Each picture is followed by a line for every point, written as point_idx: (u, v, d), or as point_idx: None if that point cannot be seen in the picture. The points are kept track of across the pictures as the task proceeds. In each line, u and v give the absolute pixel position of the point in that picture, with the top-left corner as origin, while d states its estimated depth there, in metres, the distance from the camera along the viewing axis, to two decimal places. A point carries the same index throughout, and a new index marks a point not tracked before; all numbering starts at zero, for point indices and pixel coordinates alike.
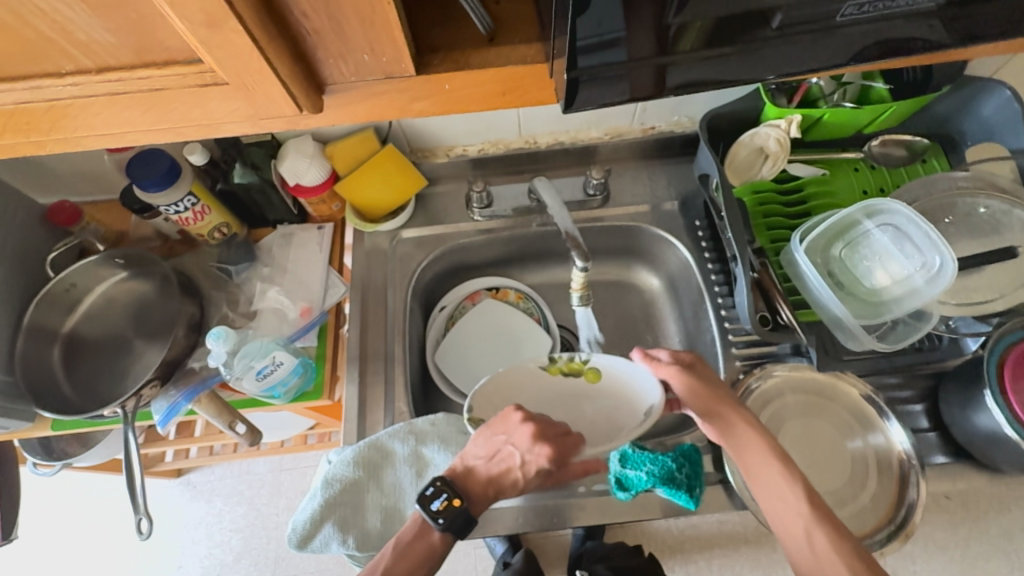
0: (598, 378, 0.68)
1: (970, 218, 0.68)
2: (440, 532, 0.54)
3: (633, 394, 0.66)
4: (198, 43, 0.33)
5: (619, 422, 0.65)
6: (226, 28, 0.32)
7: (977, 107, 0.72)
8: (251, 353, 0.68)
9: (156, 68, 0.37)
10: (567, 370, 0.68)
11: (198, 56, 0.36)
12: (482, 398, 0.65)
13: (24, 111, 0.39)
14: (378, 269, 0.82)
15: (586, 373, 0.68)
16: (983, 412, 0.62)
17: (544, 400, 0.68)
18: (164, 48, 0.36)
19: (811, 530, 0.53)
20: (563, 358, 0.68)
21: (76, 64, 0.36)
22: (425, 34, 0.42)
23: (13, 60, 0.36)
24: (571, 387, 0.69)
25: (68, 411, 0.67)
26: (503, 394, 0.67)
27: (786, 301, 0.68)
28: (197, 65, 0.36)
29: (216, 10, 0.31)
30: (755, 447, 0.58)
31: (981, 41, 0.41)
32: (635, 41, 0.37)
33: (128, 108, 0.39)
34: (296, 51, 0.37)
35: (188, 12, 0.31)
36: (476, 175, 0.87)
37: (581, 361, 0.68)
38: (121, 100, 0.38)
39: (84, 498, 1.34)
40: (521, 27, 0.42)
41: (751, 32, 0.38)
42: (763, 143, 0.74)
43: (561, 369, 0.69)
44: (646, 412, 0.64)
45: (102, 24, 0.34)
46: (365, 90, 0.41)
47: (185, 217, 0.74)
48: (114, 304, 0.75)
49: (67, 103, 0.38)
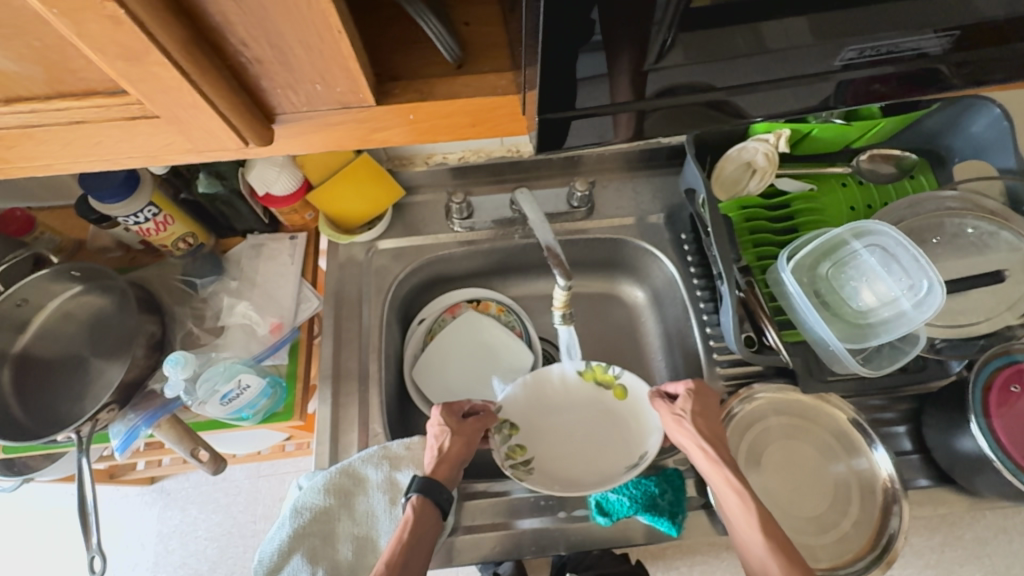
0: (624, 396, 0.72)
1: (957, 239, 0.67)
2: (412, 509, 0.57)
3: (640, 432, 0.70)
4: (118, 76, 0.30)
5: (618, 457, 0.70)
6: (147, 61, 0.29)
7: (966, 124, 0.71)
8: (214, 377, 0.65)
9: (75, 99, 0.33)
10: (599, 379, 0.73)
11: (121, 88, 0.33)
12: (517, 393, 0.72)
13: None
14: (352, 281, 0.79)
15: (615, 389, 0.73)
16: (966, 438, 0.60)
17: (572, 404, 0.73)
18: (80, 79, 0.32)
19: (768, 563, 0.50)
20: (598, 366, 0.73)
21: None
22: (384, 60, 0.39)
23: None
24: (598, 397, 0.73)
25: (23, 438, 0.62)
26: (536, 397, 0.73)
27: (771, 321, 0.66)
28: (121, 96, 0.33)
29: (133, 44, 0.28)
30: (719, 486, 0.57)
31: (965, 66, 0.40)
32: (620, 85, 0.38)
33: (47, 141, 0.36)
34: (235, 81, 0.33)
35: (100, 44, 0.28)
36: (455, 184, 0.84)
37: (613, 374, 0.72)
38: (37, 133, 0.35)
39: (51, 507, 1.29)
40: (492, 52, 0.39)
41: (745, 59, 0.38)
42: (750, 157, 0.72)
43: (593, 377, 0.73)
44: (639, 457, 0.68)
45: (3, 54, 0.30)
46: (320, 120, 0.38)
47: (145, 228, 0.69)
48: (70, 321, 0.71)
49: None
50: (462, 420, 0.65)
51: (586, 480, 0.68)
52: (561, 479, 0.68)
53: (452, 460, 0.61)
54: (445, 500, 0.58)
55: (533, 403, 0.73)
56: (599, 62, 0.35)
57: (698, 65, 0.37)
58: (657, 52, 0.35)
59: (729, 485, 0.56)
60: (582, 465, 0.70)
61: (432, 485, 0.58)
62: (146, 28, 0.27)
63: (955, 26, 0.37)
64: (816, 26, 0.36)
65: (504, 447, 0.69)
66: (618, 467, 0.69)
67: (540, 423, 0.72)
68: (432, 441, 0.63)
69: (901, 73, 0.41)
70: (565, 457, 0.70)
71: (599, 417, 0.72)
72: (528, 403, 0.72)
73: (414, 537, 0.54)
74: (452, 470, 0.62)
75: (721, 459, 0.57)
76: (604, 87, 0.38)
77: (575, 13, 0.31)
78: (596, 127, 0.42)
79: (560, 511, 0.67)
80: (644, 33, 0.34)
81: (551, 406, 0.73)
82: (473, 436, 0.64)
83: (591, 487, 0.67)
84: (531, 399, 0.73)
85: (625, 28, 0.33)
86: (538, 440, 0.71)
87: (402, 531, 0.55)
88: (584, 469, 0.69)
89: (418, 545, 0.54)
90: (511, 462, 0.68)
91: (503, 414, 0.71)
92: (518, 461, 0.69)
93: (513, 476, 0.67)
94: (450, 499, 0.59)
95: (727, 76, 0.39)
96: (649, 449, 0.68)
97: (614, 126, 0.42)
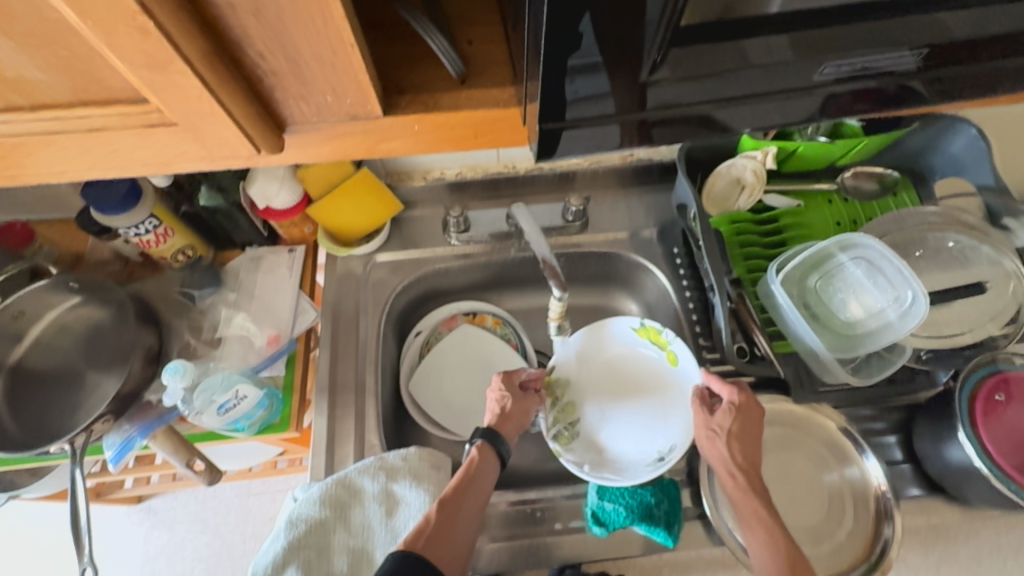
0: (676, 363, 0.72)
1: (939, 253, 0.69)
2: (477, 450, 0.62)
3: (681, 408, 0.71)
4: (141, 83, 0.31)
5: (656, 431, 0.71)
6: (170, 70, 0.30)
7: (945, 144, 0.73)
8: (211, 387, 0.66)
9: (97, 107, 0.35)
10: (652, 340, 0.74)
11: (143, 96, 0.34)
12: (568, 351, 0.75)
13: None
14: (350, 294, 0.80)
15: (668, 354, 0.73)
16: (954, 447, 0.62)
17: (622, 365, 0.75)
18: (103, 88, 0.34)
19: None
20: (653, 327, 0.73)
21: (6, 101, 0.34)
22: (392, 74, 0.41)
23: None
24: (652, 357, 0.74)
25: (11, 448, 0.63)
26: (588, 356, 0.75)
27: (762, 332, 0.68)
28: (142, 105, 0.35)
29: (158, 53, 0.29)
30: (745, 514, 0.57)
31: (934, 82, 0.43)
32: (614, 102, 0.40)
33: (65, 148, 0.37)
34: (250, 90, 0.35)
35: (127, 53, 0.29)
36: (453, 200, 0.86)
37: (667, 339, 0.72)
38: (57, 139, 0.36)
39: (32, 528, 1.26)
40: (493, 69, 0.41)
41: (734, 72, 0.40)
42: (740, 174, 0.75)
43: (648, 336, 0.74)
44: (668, 450, 0.69)
45: (31, 63, 0.32)
46: (328, 131, 0.39)
47: (146, 239, 0.70)
48: (66, 331, 0.71)
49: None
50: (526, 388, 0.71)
51: (623, 449, 0.70)
52: (598, 449, 0.70)
53: (517, 419, 0.67)
54: (505, 449, 0.64)
55: (586, 362, 0.75)
56: (595, 77, 0.37)
57: (687, 81, 0.39)
58: (651, 65, 0.37)
59: (757, 517, 0.56)
60: (622, 436, 0.71)
61: (495, 435, 0.64)
62: (170, 37, 0.28)
63: (925, 44, 0.40)
64: (796, 43, 0.38)
65: (552, 409, 0.73)
66: (654, 442, 0.70)
67: (590, 384, 0.75)
68: (493, 404, 0.68)
69: (880, 89, 0.44)
70: (608, 418, 0.73)
71: (648, 382, 0.73)
72: (580, 361, 0.75)
73: (478, 475, 0.60)
74: (518, 429, 0.67)
75: (750, 489, 0.58)
76: (599, 103, 0.40)
77: (573, 23, 0.33)
78: (591, 142, 0.43)
79: (556, 522, 0.67)
80: (635, 49, 0.36)
81: (602, 366, 0.75)
82: (532, 406, 0.70)
83: (623, 463, 0.69)
84: (585, 356, 0.75)
85: (619, 45, 0.35)
86: (586, 402, 0.74)
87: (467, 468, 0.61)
88: (624, 436, 0.71)
89: (478, 483, 0.60)
90: (554, 427, 0.71)
91: (555, 373, 0.74)
92: (564, 423, 0.72)
93: (553, 444, 0.70)
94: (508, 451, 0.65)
95: (715, 92, 0.41)
96: (678, 443, 0.68)
97: (610, 141, 0.44)
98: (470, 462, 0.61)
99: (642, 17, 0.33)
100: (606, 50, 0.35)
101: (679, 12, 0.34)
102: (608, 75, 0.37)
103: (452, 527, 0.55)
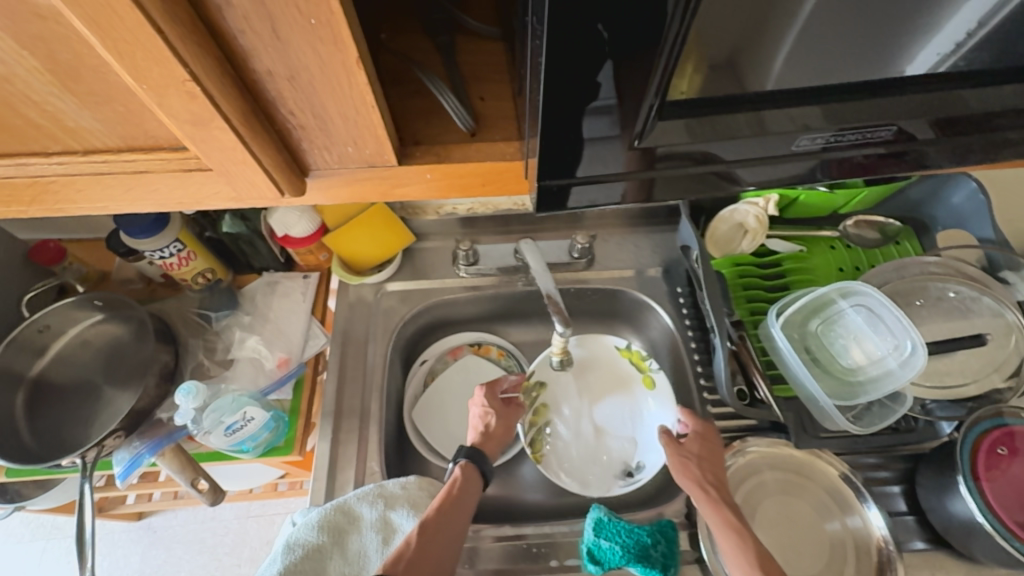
0: (649, 386, 0.77)
1: (940, 302, 0.70)
2: (459, 467, 0.64)
3: (646, 429, 0.76)
4: (184, 137, 0.35)
5: (618, 445, 0.76)
6: (211, 126, 0.33)
7: (946, 196, 0.75)
8: (221, 408, 0.67)
9: (143, 152, 0.38)
10: (633, 361, 0.79)
11: (184, 145, 0.37)
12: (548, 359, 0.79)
13: (8, 184, 0.40)
14: (360, 320, 0.82)
15: (645, 377, 0.78)
16: (958, 501, 0.61)
17: (597, 376, 0.80)
18: (150, 136, 0.38)
19: None
20: (636, 350, 0.78)
21: (63, 145, 0.38)
22: (409, 127, 0.44)
23: (2, 141, 0.37)
24: (629, 376, 0.79)
25: (26, 460, 0.65)
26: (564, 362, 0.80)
27: (763, 376, 0.68)
28: (182, 152, 0.38)
29: (203, 112, 0.32)
30: (715, 522, 0.59)
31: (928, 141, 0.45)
32: (615, 162, 0.42)
33: (110, 186, 0.41)
34: (281, 142, 0.38)
35: (175, 112, 0.32)
36: (464, 233, 0.89)
37: (648, 364, 0.78)
38: (104, 178, 0.40)
39: (32, 540, 1.26)
40: (505, 124, 0.44)
41: (735, 132, 0.42)
42: (742, 219, 0.77)
43: (629, 356, 0.79)
44: (631, 467, 0.74)
45: (90, 114, 0.36)
46: (347, 176, 0.42)
47: (169, 262, 0.73)
48: (88, 347, 0.74)
49: (49, 179, 0.40)
50: (508, 402, 0.74)
51: (585, 458, 0.76)
52: (565, 456, 0.76)
53: (497, 438, 0.71)
54: (488, 468, 0.66)
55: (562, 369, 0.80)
56: (597, 136, 0.40)
57: (688, 144, 0.42)
58: (647, 131, 0.40)
59: (728, 524, 0.58)
60: (592, 448, 0.77)
61: (478, 454, 0.66)
62: (213, 99, 0.32)
63: (915, 105, 0.42)
64: (791, 105, 0.40)
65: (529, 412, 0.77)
66: (614, 454, 0.76)
67: (563, 390, 0.79)
68: (478, 420, 0.72)
69: (874, 147, 0.45)
70: (576, 424, 0.78)
71: (621, 398, 0.78)
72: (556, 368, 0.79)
73: (461, 494, 0.62)
74: (498, 447, 0.70)
75: (720, 500, 0.61)
76: (599, 160, 0.42)
77: (590, 74, 0.35)
78: (595, 191, 0.45)
79: (551, 560, 0.67)
80: (628, 121, 0.39)
81: (578, 375, 0.80)
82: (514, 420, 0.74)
83: (584, 471, 0.75)
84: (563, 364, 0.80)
85: (623, 110, 0.38)
86: (562, 410, 0.78)
87: (451, 487, 0.62)
88: (587, 444, 0.77)
89: (462, 502, 0.61)
90: (531, 435, 0.76)
91: (533, 377, 0.78)
92: (536, 426, 0.77)
93: (529, 450, 0.75)
94: (491, 470, 0.67)
95: (714, 148, 0.43)
96: (644, 463, 0.74)
97: (616, 195, 0.46)
98: (453, 481, 0.63)
99: (639, 88, 0.36)
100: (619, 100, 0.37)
101: (669, 81, 0.36)
102: (609, 143, 0.40)
103: (436, 550, 0.56)
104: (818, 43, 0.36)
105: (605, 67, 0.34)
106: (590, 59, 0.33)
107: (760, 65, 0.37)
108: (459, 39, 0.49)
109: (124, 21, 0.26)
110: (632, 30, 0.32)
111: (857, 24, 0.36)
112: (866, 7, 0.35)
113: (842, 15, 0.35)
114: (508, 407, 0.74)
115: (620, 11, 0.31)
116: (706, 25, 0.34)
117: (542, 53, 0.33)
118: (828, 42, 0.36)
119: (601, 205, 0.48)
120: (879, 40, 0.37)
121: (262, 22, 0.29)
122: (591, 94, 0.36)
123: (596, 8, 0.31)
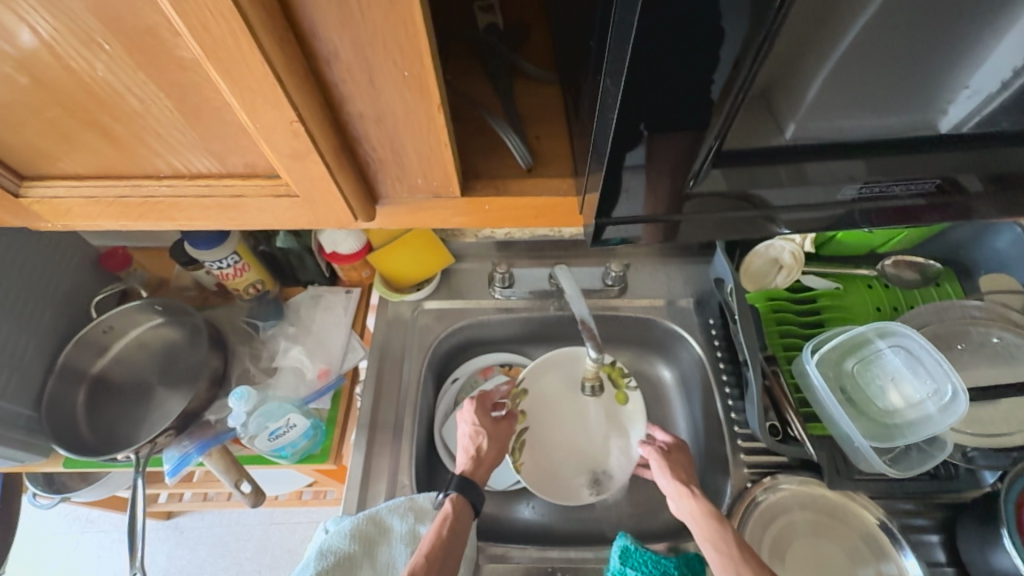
0: (623, 402, 0.79)
1: (983, 348, 0.68)
2: (455, 496, 0.66)
3: (617, 442, 0.78)
4: (281, 168, 0.39)
5: (589, 457, 0.78)
6: (307, 160, 0.37)
7: (990, 240, 0.76)
8: (268, 413, 0.71)
9: (240, 178, 0.43)
10: (613, 377, 0.80)
11: (277, 174, 0.42)
12: (540, 368, 0.80)
13: (120, 203, 0.45)
14: (397, 337, 0.85)
15: (620, 393, 0.80)
16: (1002, 553, 0.59)
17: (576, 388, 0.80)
18: (248, 165, 0.42)
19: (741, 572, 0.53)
20: (619, 367, 0.79)
21: (173, 169, 0.43)
22: (471, 162, 0.47)
23: (124, 165, 0.43)
24: (608, 392, 0.80)
25: (86, 452, 0.70)
26: (551, 372, 0.80)
27: (796, 414, 0.69)
28: (276, 180, 0.42)
29: (302, 148, 0.36)
30: (695, 513, 0.61)
31: (970, 188, 0.45)
32: (661, 198, 0.44)
33: (209, 207, 0.45)
34: (361, 174, 0.42)
35: (279, 147, 0.36)
36: (500, 256, 0.91)
37: (626, 381, 0.79)
38: (205, 201, 0.45)
39: (67, 532, 1.31)
40: (557, 162, 0.47)
41: (777, 176, 0.43)
42: (777, 254, 0.78)
43: (611, 374, 0.80)
44: (599, 477, 0.77)
45: (200, 144, 0.40)
46: (412, 205, 0.46)
47: (225, 273, 0.78)
48: (146, 349, 0.79)
49: (159, 200, 0.45)
50: (497, 420, 0.76)
51: (561, 470, 0.77)
52: (541, 465, 0.77)
53: (488, 462, 0.72)
54: (479, 499, 0.67)
55: (549, 380, 0.80)
56: (647, 181, 0.42)
57: (730, 191, 0.44)
58: (697, 178, 0.42)
59: (707, 509, 0.60)
60: (568, 459, 0.78)
61: (468, 486, 0.68)
62: (313, 136, 0.36)
63: (957, 156, 0.43)
64: (834, 150, 0.42)
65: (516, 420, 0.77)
66: (584, 465, 0.78)
67: (549, 403, 0.80)
68: (467, 440, 0.73)
69: (914, 194, 0.46)
70: (552, 436, 0.79)
71: (595, 410, 0.80)
72: (546, 380, 0.80)
73: (456, 530, 0.63)
74: (489, 471, 0.72)
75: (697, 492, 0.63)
76: (646, 201, 0.44)
77: (637, 124, 0.37)
78: (637, 227, 0.48)
79: None
80: (685, 167, 0.41)
81: (561, 387, 0.80)
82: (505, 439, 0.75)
83: (557, 481, 0.77)
84: (551, 375, 0.80)
85: (674, 156, 0.40)
86: (545, 421, 0.79)
87: (441, 525, 0.63)
88: (563, 455, 0.78)
89: (455, 543, 0.62)
90: (514, 443, 0.77)
91: (523, 385, 0.79)
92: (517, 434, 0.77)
93: (510, 459, 0.76)
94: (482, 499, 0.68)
95: (757, 191, 0.45)
96: (613, 474, 0.77)
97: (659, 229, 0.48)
98: (446, 517, 0.64)
99: (692, 137, 0.39)
100: (669, 145, 0.39)
101: (727, 129, 0.39)
102: (657, 184, 0.43)
103: None
104: (862, 96, 0.38)
105: (644, 122, 0.37)
106: (649, 112, 0.36)
107: (809, 119, 0.40)
108: (518, 83, 0.53)
109: (252, 71, 0.31)
110: (693, 90, 0.35)
111: (902, 84, 0.38)
112: (911, 67, 0.37)
113: (887, 78, 0.37)
114: (498, 425, 0.75)
115: (686, 74, 0.34)
116: (761, 82, 0.37)
117: (613, 108, 0.36)
118: (874, 100, 0.39)
119: (640, 240, 0.50)
120: (924, 96, 0.39)
121: (362, 73, 0.33)
122: (637, 142, 0.39)
123: (665, 72, 0.33)
